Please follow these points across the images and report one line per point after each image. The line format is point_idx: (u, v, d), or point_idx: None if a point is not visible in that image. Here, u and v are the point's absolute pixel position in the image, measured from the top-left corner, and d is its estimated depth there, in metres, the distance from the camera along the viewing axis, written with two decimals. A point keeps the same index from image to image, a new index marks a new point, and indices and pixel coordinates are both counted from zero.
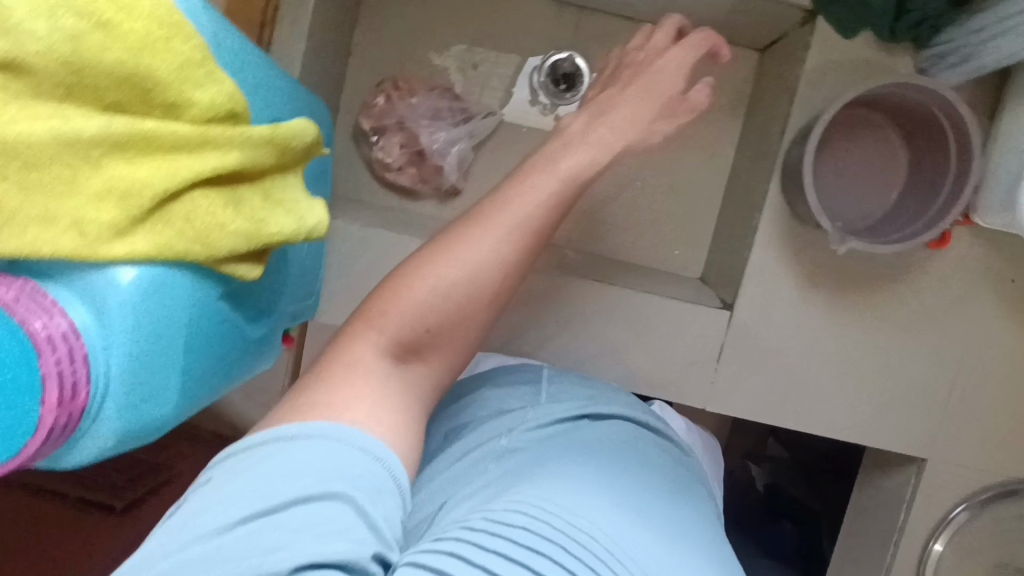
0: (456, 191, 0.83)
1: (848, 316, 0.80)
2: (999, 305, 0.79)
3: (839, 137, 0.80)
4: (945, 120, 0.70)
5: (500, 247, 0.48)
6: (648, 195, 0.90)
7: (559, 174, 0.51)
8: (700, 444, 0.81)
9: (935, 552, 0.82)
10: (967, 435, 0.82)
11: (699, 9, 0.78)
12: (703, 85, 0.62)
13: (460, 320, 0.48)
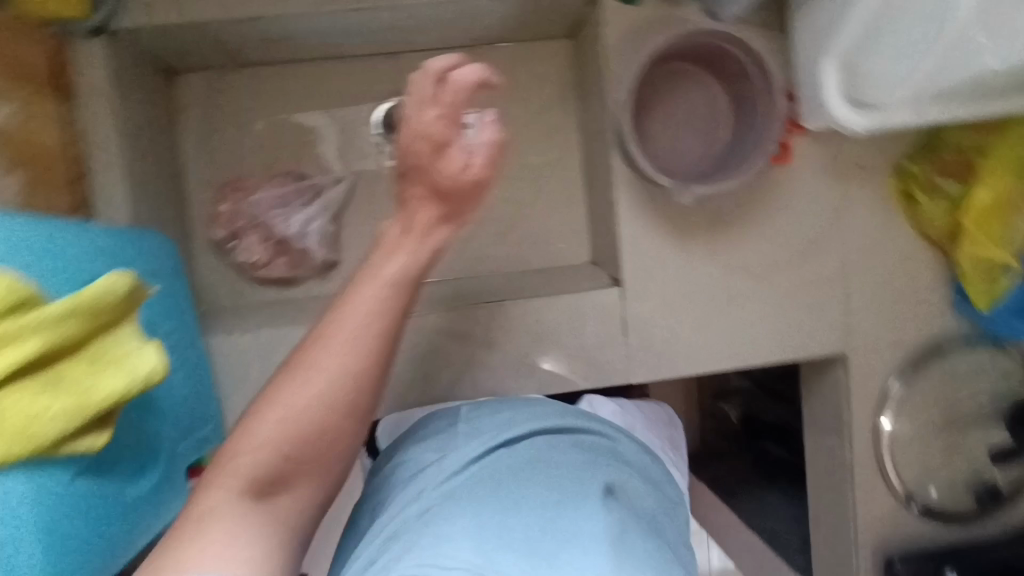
0: (330, 264, 0.85)
1: (729, 254, 0.83)
2: (860, 195, 0.83)
3: (662, 93, 0.81)
4: (740, 52, 0.73)
5: (335, 378, 0.52)
6: (517, 202, 0.92)
7: (382, 282, 0.56)
8: (639, 421, 0.87)
9: (887, 431, 0.88)
10: (873, 320, 0.86)
11: (487, 23, 0.81)
12: (484, 148, 0.60)
13: (319, 442, 0.51)
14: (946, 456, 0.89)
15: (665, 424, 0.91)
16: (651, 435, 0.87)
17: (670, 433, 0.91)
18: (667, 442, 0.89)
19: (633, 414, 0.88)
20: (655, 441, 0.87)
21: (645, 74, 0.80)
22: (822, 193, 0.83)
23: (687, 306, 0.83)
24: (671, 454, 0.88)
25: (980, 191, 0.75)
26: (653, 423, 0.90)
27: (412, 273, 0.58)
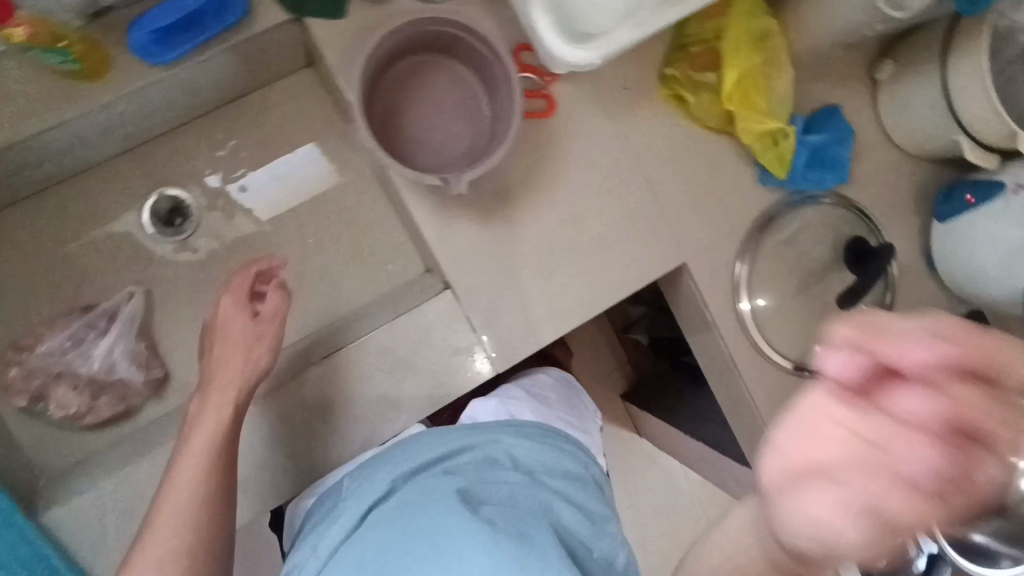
0: (159, 378, 0.83)
1: (537, 215, 0.83)
2: (629, 114, 0.86)
3: (411, 91, 0.77)
4: (456, 27, 0.72)
5: (199, 469, 0.70)
6: (327, 243, 0.89)
7: (210, 413, 0.73)
8: (524, 406, 0.90)
9: (746, 311, 0.91)
10: (692, 222, 0.89)
11: (207, 87, 0.79)
12: (272, 303, 0.79)
13: (197, 547, 0.69)
14: (807, 313, 0.94)
15: (553, 393, 0.97)
16: (542, 411, 0.92)
17: (559, 397, 0.97)
18: (558, 407, 0.95)
19: (516, 396, 0.92)
20: (546, 415, 0.92)
21: (380, 81, 0.76)
22: (597, 126, 0.85)
23: (520, 281, 0.83)
24: (564, 414, 0.94)
25: (728, 74, 0.78)
26: (540, 398, 0.94)
27: (227, 398, 0.74)
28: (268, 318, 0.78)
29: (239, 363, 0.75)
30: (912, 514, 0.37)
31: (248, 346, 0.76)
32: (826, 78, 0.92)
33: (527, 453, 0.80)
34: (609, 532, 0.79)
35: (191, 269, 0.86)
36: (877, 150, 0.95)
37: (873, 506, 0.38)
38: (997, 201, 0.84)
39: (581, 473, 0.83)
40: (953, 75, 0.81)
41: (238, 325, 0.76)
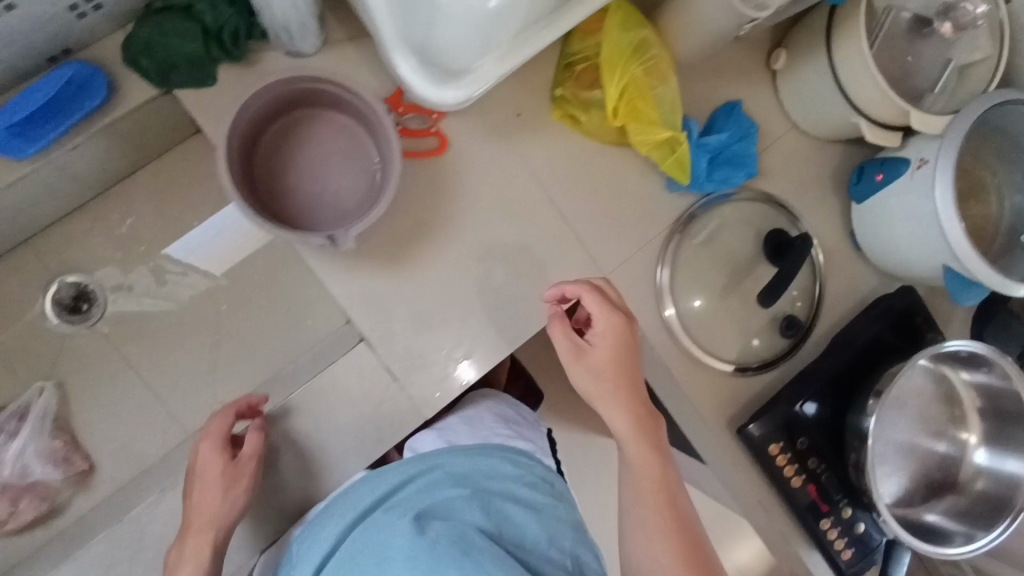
0: (81, 471, 0.82)
1: (443, 252, 0.82)
2: (527, 140, 0.85)
3: (293, 149, 0.76)
4: (321, 80, 0.71)
5: None
6: (244, 306, 0.88)
7: (194, 550, 0.71)
8: (461, 430, 0.89)
9: (672, 317, 0.90)
10: (607, 237, 0.88)
11: (90, 173, 0.78)
12: (249, 441, 0.75)
13: None
14: (740, 311, 0.92)
15: (489, 414, 0.93)
16: (479, 434, 0.88)
17: (497, 416, 0.93)
18: (496, 424, 0.91)
19: (452, 426, 0.89)
20: (485, 436, 0.88)
21: (260, 141, 0.75)
22: (494, 156, 0.84)
23: (437, 322, 0.82)
24: (505, 429, 0.90)
25: (610, 89, 0.77)
26: (477, 422, 0.91)
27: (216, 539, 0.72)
28: (245, 461, 0.74)
29: (213, 507, 0.72)
30: (603, 354, 0.75)
31: (223, 490, 0.73)
32: (723, 75, 0.92)
33: (461, 467, 0.75)
34: (564, 525, 0.75)
35: (104, 353, 0.85)
36: (786, 138, 0.95)
37: (582, 353, 0.75)
38: (903, 177, 0.84)
39: (524, 475, 0.78)
40: (838, 59, 0.81)
41: (213, 468, 0.73)
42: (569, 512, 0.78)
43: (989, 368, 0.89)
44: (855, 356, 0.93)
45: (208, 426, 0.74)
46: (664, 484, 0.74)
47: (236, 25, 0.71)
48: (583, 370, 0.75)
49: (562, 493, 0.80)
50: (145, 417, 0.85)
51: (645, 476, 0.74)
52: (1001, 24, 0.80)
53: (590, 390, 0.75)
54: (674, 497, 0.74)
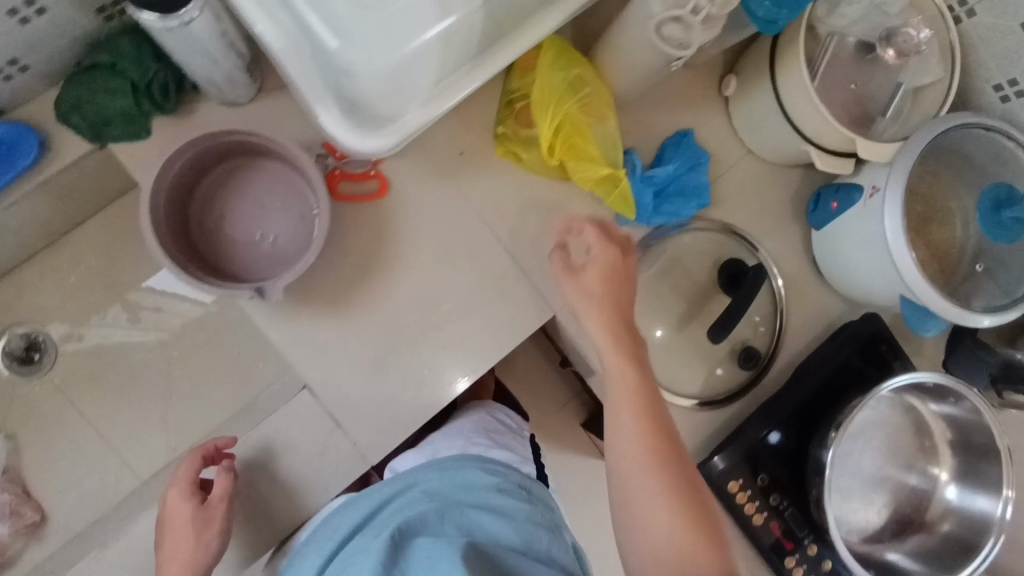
0: (33, 522, 0.82)
1: (384, 296, 0.82)
2: (467, 179, 0.84)
3: (227, 199, 0.76)
4: (248, 133, 0.71)
5: None
6: (193, 351, 0.88)
7: None
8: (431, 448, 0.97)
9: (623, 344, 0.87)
10: (554, 274, 0.86)
11: (31, 229, 0.79)
12: (218, 483, 0.76)
13: None
14: (693, 345, 0.91)
15: (470, 425, 1.00)
16: (457, 444, 0.95)
17: (475, 426, 1.00)
18: (474, 435, 0.97)
19: (433, 441, 0.96)
20: (462, 446, 0.94)
21: (195, 190, 0.75)
22: (436, 197, 0.83)
23: (382, 365, 0.82)
24: (482, 440, 0.96)
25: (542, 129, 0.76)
26: (455, 433, 0.97)
27: None
28: (216, 503, 0.76)
29: (187, 552, 0.73)
30: (594, 271, 0.77)
31: (195, 535, 0.74)
32: (672, 104, 0.90)
33: (436, 481, 0.79)
34: (539, 527, 0.78)
35: (55, 403, 0.86)
36: (741, 165, 0.93)
37: (573, 270, 0.78)
38: (856, 205, 0.82)
39: (500, 481, 0.81)
40: (783, 88, 0.78)
41: (184, 514, 0.75)
42: (546, 515, 0.81)
43: (956, 400, 0.86)
44: (817, 386, 0.91)
45: (176, 474, 0.76)
46: (651, 402, 0.70)
47: (164, 78, 0.71)
48: (573, 284, 0.77)
49: (537, 499, 0.84)
50: (97, 466, 0.86)
51: (625, 390, 0.70)
52: (952, 45, 0.78)
53: (575, 306, 0.76)
54: (659, 416, 0.69)
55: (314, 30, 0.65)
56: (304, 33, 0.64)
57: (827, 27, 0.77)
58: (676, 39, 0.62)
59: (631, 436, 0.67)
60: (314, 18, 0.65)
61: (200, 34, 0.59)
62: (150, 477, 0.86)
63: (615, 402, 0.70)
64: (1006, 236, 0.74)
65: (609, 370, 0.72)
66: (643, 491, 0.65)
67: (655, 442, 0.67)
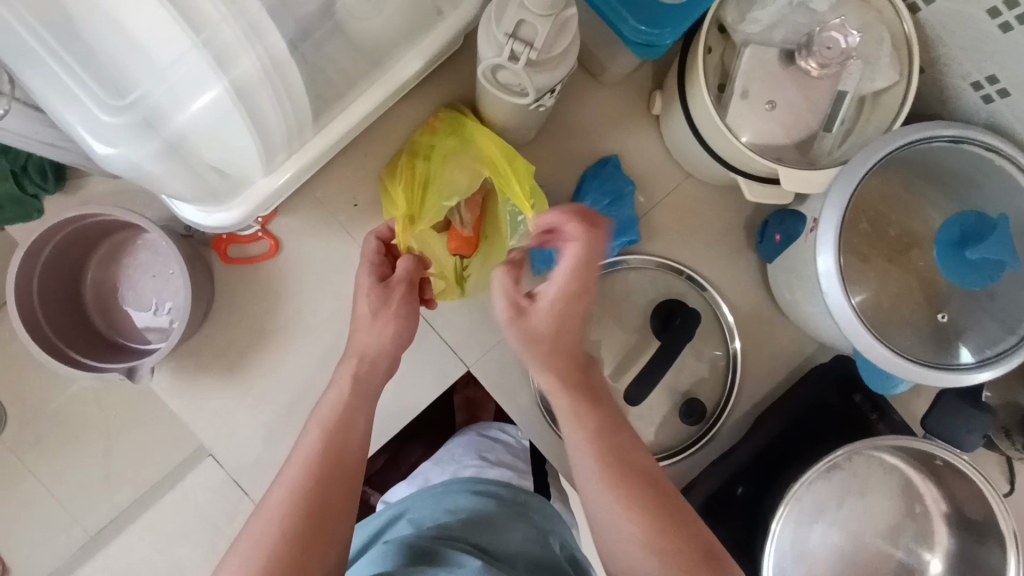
0: (28, 549, 0.93)
1: (284, 357, 0.79)
2: (365, 230, 0.79)
3: (121, 272, 0.78)
4: (108, 214, 0.71)
5: (312, 459, 0.57)
6: (150, 396, 0.93)
7: (352, 383, 0.63)
8: (418, 476, 0.83)
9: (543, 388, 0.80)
10: (464, 326, 0.80)
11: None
12: (404, 262, 0.67)
13: (313, 540, 0.54)
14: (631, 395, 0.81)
15: (461, 446, 0.85)
16: (447, 471, 0.80)
17: (467, 447, 0.84)
18: (465, 457, 0.81)
19: (423, 470, 0.83)
20: (452, 471, 0.79)
21: (89, 264, 0.77)
22: (334, 251, 0.79)
23: (289, 427, 0.79)
24: (474, 461, 0.80)
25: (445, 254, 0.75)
26: (447, 458, 0.83)
27: (373, 367, 0.65)
28: (397, 284, 0.66)
29: (376, 333, 0.64)
30: (546, 318, 0.58)
31: (373, 313, 0.65)
32: (594, 129, 0.80)
33: (425, 507, 0.72)
34: (532, 539, 0.67)
35: (34, 444, 0.94)
36: (682, 191, 0.81)
37: (523, 313, 0.59)
38: (799, 239, 0.70)
39: (492, 505, 0.71)
40: (694, 112, 0.69)
41: (344, 379, 0.63)
42: (538, 526, 0.70)
43: (945, 463, 0.71)
44: (776, 436, 0.77)
45: (362, 245, 0.69)
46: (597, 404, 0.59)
47: (40, 161, 0.72)
48: (515, 332, 0.60)
49: (539, 513, 0.72)
50: (72, 504, 0.94)
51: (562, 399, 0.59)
52: (907, 40, 0.65)
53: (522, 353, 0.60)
54: (607, 414, 0.58)
55: (89, 147, 0.53)
56: (84, 148, 0.54)
57: (741, 34, 0.67)
58: (515, 82, 0.56)
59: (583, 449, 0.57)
60: (83, 131, 0.52)
61: (17, 129, 0.59)
62: (113, 517, 0.92)
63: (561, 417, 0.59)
64: (975, 278, 0.59)
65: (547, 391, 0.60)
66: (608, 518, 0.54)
67: (602, 445, 0.56)
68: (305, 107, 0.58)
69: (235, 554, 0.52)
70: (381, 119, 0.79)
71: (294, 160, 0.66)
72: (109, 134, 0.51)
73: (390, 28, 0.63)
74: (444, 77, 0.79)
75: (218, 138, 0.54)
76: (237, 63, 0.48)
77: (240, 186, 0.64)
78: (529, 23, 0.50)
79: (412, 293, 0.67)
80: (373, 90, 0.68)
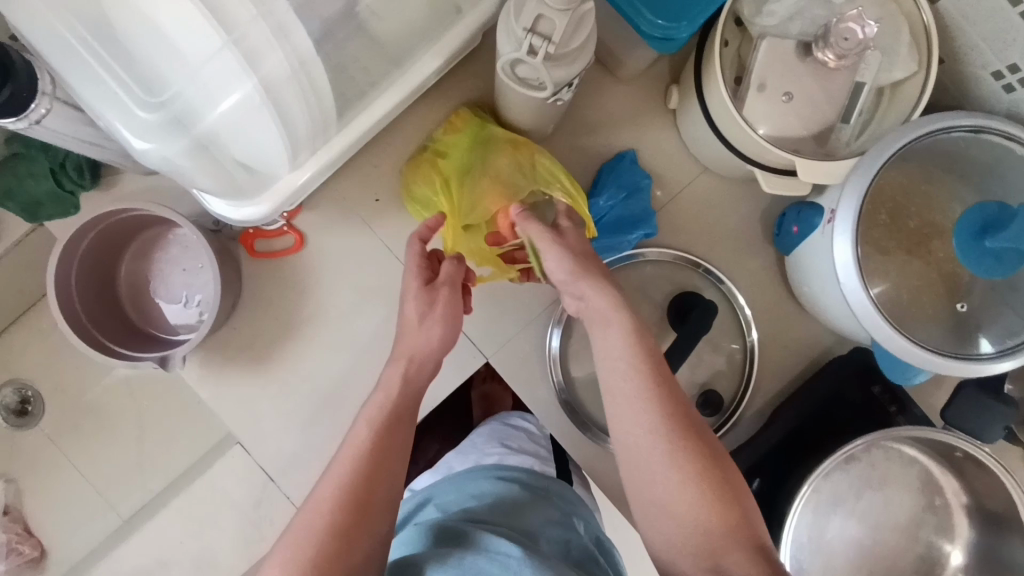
0: (62, 532, 0.97)
1: (307, 347, 0.81)
2: (385, 225, 0.81)
3: (153, 266, 0.81)
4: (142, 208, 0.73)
5: (356, 452, 0.59)
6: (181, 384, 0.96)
7: (395, 380, 0.64)
8: (441, 465, 0.84)
9: (561, 381, 0.82)
10: (483, 318, 0.81)
11: (29, 286, 0.91)
12: (450, 267, 0.68)
13: (357, 526, 0.55)
14: None
15: (482, 436, 0.85)
16: (469, 459, 0.81)
17: (488, 436, 0.85)
18: (487, 445, 0.82)
19: (447, 460, 0.84)
20: (475, 460, 0.80)
21: (122, 259, 0.80)
22: (356, 245, 0.81)
23: (314, 416, 0.81)
24: (496, 449, 0.81)
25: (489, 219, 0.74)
26: (468, 447, 0.84)
27: (417, 366, 0.66)
28: (441, 286, 0.67)
29: (427, 335, 0.66)
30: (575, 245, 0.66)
31: (421, 316, 0.66)
32: (611, 123, 0.81)
33: (450, 494, 0.73)
34: (554, 522, 0.68)
35: (72, 431, 0.97)
36: (698, 184, 0.82)
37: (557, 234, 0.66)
38: (815, 231, 0.70)
39: (516, 489, 0.72)
40: (711, 104, 0.69)
41: (393, 381, 0.64)
42: (558, 509, 0.71)
43: (965, 455, 0.70)
44: (795, 428, 0.77)
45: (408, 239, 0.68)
46: (667, 386, 0.56)
47: (78, 159, 0.75)
48: (557, 249, 0.64)
49: (560, 498, 0.73)
50: (107, 489, 0.97)
51: (624, 379, 0.57)
52: (926, 30, 0.65)
53: (564, 270, 0.63)
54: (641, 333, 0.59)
55: (131, 145, 0.56)
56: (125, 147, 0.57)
57: (758, 27, 0.67)
58: (533, 76, 0.57)
59: (644, 438, 0.54)
60: (125, 132, 0.55)
61: (58, 127, 0.62)
62: (147, 502, 0.96)
63: (622, 409, 0.56)
64: (996, 267, 0.59)
65: (608, 383, 0.58)
66: (639, 433, 0.55)
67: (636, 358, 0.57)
68: (328, 104, 0.60)
69: (286, 545, 0.54)
70: (402, 115, 0.81)
71: (321, 154, 0.68)
72: (150, 134, 0.54)
73: (411, 23, 0.64)
74: (463, 73, 0.80)
75: (249, 136, 0.57)
76: (265, 62, 0.50)
77: (269, 183, 0.66)
78: (548, 18, 0.51)
79: (456, 296, 0.67)
80: (396, 85, 0.70)
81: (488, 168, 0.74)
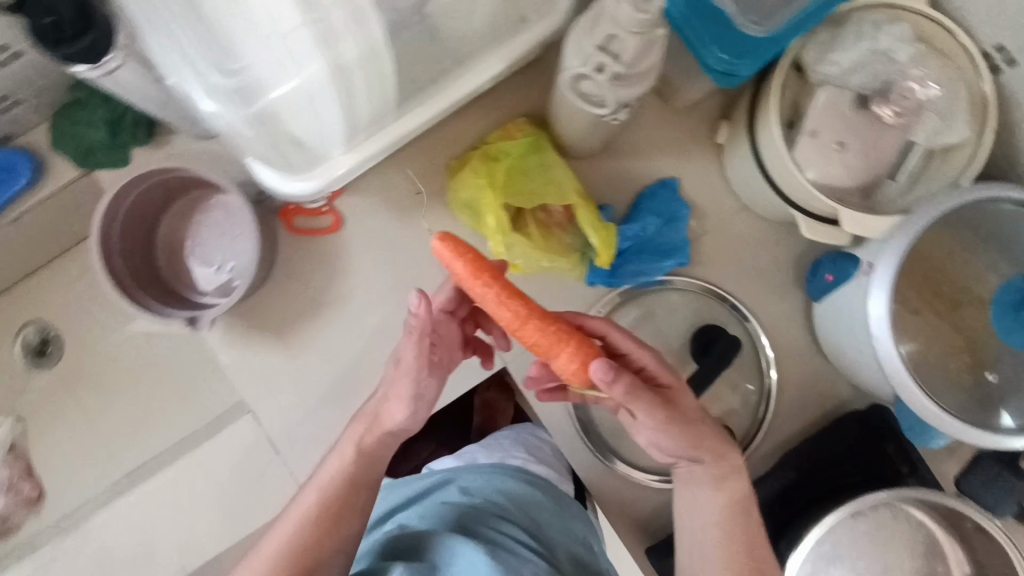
0: None
1: (329, 328, 0.82)
2: (421, 219, 0.82)
3: (192, 228, 0.82)
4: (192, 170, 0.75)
5: (341, 464, 0.66)
6: None
7: (396, 392, 0.65)
8: (459, 456, 0.83)
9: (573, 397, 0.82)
10: None
11: None
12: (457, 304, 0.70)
13: (341, 515, 0.66)
14: None
15: (508, 437, 0.84)
16: (494, 453, 0.80)
17: (514, 438, 0.83)
18: (513, 447, 0.81)
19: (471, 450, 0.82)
20: (500, 457, 0.79)
21: (165, 216, 0.82)
22: (391, 234, 0.82)
23: (326, 396, 0.82)
24: (521, 453, 0.80)
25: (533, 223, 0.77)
26: (494, 444, 0.82)
27: (385, 426, 0.66)
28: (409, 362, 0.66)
29: (390, 413, 0.66)
30: (685, 405, 0.63)
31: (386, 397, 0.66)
32: (657, 150, 0.82)
33: (474, 483, 0.73)
34: (570, 535, 0.70)
35: None
36: (736, 220, 0.82)
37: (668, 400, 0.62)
38: (851, 280, 0.70)
39: (538, 494, 0.73)
40: (762, 143, 0.70)
41: (368, 429, 0.67)
42: (575, 524, 0.72)
43: (975, 526, 0.69)
44: (801, 477, 0.77)
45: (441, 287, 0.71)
46: (743, 504, 0.63)
47: (138, 114, 0.78)
48: (673, 424, 0.61)
49: (576, 514, 0.74)
50: None
51: (707, 496, 0.64)
52: (985, 99, 0.65)
53: (683, 444, 0.62)
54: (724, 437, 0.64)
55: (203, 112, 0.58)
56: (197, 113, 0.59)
57: (818, 75, 0.68)
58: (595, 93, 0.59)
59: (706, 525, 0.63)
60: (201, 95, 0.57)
61: (127, 80, 0.64)
62: None
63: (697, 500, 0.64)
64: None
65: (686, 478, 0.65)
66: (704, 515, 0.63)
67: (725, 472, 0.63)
68: (389, 91, 0.61)
69: (279, 532, 0.65)
70: (455, 115, 0.82)
71: (372, 140, 0.70)
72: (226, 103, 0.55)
73: (482, 26, 0.66)
74: (519, 82, 0.82)
75: (315, 110, 0.58)
76: (342, 40, 0.51)
77: (322, 162, 0.68)
78: (620, 38, 0.53)
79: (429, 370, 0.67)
80: (457, 84, 0.71)
81: (550, 181, 0.77)
